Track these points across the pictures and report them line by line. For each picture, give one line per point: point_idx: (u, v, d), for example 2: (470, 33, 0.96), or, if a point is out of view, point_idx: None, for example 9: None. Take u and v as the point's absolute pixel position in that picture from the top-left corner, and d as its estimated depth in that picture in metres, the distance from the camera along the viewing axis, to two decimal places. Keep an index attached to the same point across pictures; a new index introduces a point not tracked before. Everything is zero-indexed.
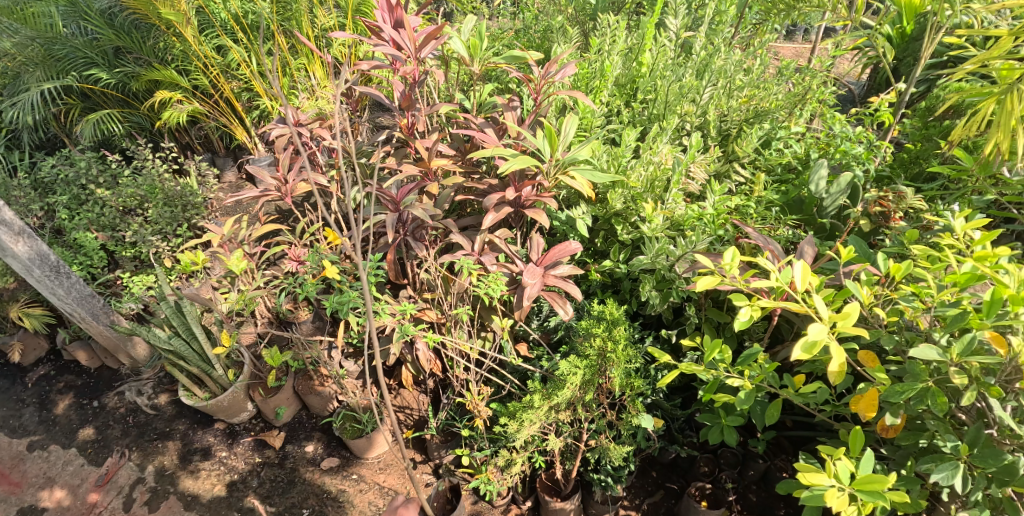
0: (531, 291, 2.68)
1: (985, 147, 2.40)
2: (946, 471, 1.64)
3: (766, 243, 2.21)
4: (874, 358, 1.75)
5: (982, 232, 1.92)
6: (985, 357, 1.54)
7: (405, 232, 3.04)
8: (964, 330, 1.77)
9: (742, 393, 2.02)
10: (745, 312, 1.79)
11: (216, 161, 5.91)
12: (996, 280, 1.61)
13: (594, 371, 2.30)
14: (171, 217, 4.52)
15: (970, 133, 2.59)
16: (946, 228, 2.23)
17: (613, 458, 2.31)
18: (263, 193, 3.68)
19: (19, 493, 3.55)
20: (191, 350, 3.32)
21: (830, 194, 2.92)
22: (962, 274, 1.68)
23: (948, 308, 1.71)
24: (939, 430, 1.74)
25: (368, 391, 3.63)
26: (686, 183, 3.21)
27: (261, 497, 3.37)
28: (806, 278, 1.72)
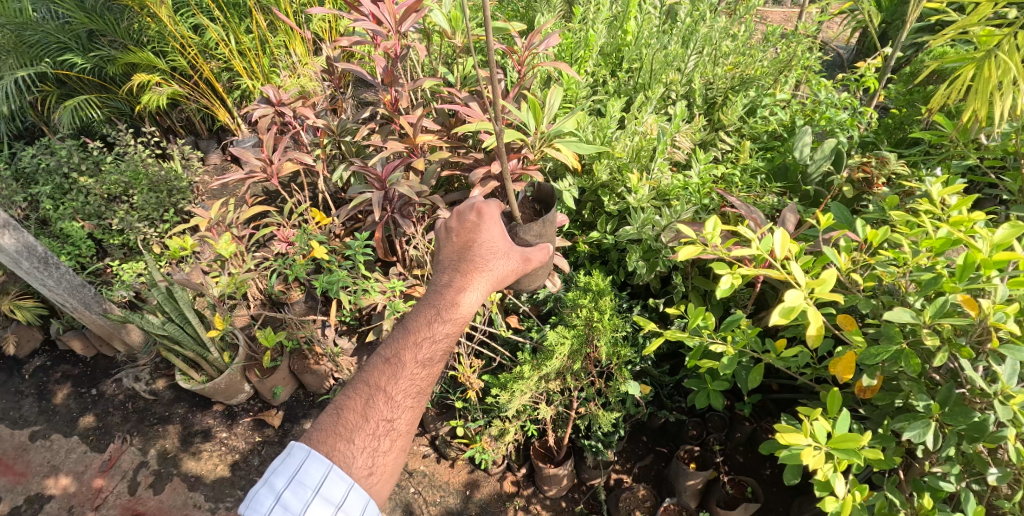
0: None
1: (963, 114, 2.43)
2: (917, 429, 1.72)
3: (748, 212, 2.23)
4: (852, 322, 1.80)
5: (958, 198, 1.95)
6: (957, 319, 1.58)
7: (392, 209, 3.05)
8: (940, 293, 1.80)
9: (725, 358, 2.06)
10: (725, 280, 1.82)
11: (200, 143, 5.85)
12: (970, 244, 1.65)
13: (581, 341, 2.35)
14: (157, 203, 4.48)
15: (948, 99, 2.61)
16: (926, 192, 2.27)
17: (602, 424, 2.38)
18: (249, 175, 3.66)
19: (24, 483, 3.61)
20: (185, 334, 3.32)
21: (815, 160, 2.91)
22: (937, 240, 1.72)
23: (923, 272, 1.74)
24: (913, 390, 1.79)
25: (362, 368, 3.68)
26: (671, 152, 3.23)
27: (263, 475, 3.48)
28: (786, 245, 1.75)
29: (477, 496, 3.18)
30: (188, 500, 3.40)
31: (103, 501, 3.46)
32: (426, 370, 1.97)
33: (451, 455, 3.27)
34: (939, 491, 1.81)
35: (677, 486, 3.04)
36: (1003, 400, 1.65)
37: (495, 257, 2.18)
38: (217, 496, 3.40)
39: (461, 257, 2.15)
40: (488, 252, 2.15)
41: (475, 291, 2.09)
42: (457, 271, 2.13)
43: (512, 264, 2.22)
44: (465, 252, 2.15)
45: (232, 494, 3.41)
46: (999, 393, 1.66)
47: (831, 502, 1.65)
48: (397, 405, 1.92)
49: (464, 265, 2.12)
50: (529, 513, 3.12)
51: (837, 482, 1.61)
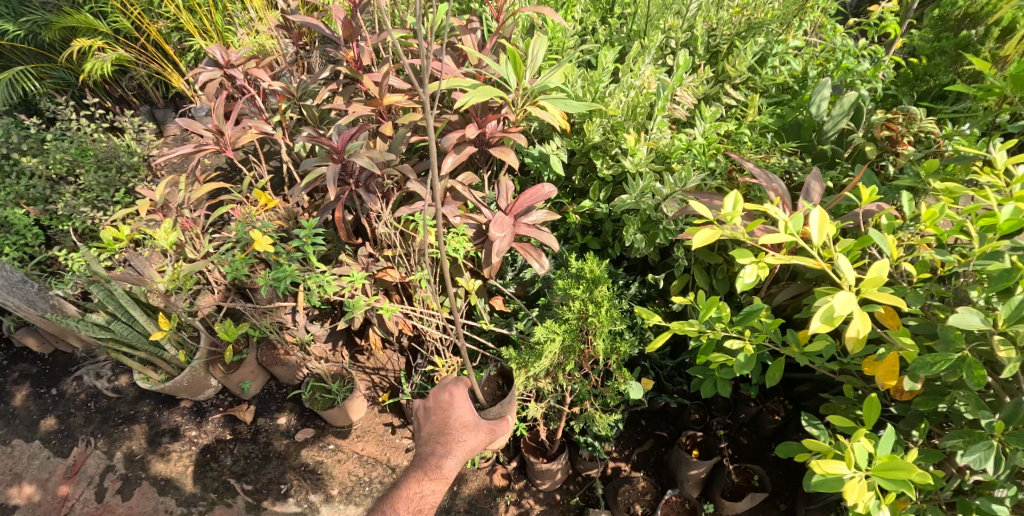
0: (501, 225, 2.38)
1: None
2: (979, 453, 1.50)
3: (770, 184, 1.95)
4: (895, 318, 1.56)
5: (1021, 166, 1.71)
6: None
7: (355, 183, 2.66)
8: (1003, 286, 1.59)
9: (742, 356, 1.80)
10: (751, 272, 1.56)
11: (156, 113, 5.39)
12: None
13: (575, 336, 2.07)
14: (106, 183, 4.07)
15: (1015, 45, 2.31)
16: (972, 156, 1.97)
17: (600, 427, 2.15)
18: (200, 149, 3.28)
19: None
20: (134, 333, 3.08)
21: (832, 117, 2.57)
22: (1006, 222, 1.48)
23: (987, 262, 1.52)
24: (969, 403, 1.59)
25: (338, 354, 3.47)
26: (671, 109, 2.87)
27: (237, 476, 3.25)
28: (823, 228, 1.47)
29: (465, 492, 2.96)
30: (160, 505, 3.18)
31: (70, 509, 3.24)
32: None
33: None
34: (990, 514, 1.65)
35: (679, 475, 2.83)
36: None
37: (466, 431, 2.27)
38: (190, 500, 3.18)
39: (439, 436, 2.24)
40: (463, 420, 2.24)
41: (454, 458, 2.19)
42: (436, 442, 2.24)
43: (484, 438, 2.28)
44: (442, 430, 2.24)
45: (205, 497, 3.19)
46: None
47: None
48: None
49: (442, 441, 2.23)
50: (521, 508, 2.90)
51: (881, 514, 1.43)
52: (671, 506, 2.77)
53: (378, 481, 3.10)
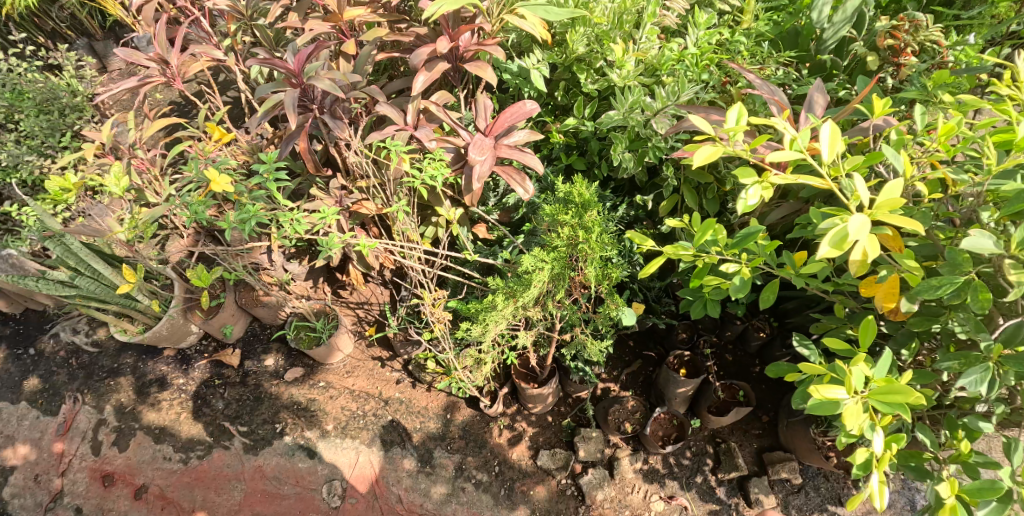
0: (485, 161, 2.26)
1: None
2: (974, 377, 1.42)
3: (769, 93, 1.81)
4: (898, 241, 1.44)
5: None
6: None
7: (321, 109, 2.44)
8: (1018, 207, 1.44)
9: (737, 279, 1.73)
10: (752, 193, 1.40)
11: (94, 47, 4.89)
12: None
13: (564, 263, 1.97)
14: (50, 128, 3.77)
15: None
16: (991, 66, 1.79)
17: (593, 354, 2.12)
18: (145, 82, 3.02)
19: None
20: (103, 288, 2.90)
21: (833, 24, 2.38)
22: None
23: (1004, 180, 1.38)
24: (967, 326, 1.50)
25: (320, 292, 3.41)
26: (661, 16, 2.64)
27: (230, 418, 3.19)
28: (835, 144, 1.28)
29: (457, 419, 3.07)
30: (156, 453, 3.11)
31: (68, 465, 3.15)
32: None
33: (427, 380, 3.13)
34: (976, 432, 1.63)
35: (668, 394, 2.87)
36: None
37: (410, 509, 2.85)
38: (186, 446, 3.12)
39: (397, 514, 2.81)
40: (412, 503, 2.83)
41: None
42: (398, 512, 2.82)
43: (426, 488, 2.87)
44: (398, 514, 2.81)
45: (202, 442, 3.12)
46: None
47: (861, 452, 1.41)
48: None
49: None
50: (514, 431, 3.03)
51: (874, 437, 1.37)
52: (660, 424, 2.88)
53: (372, 413, 3.12)
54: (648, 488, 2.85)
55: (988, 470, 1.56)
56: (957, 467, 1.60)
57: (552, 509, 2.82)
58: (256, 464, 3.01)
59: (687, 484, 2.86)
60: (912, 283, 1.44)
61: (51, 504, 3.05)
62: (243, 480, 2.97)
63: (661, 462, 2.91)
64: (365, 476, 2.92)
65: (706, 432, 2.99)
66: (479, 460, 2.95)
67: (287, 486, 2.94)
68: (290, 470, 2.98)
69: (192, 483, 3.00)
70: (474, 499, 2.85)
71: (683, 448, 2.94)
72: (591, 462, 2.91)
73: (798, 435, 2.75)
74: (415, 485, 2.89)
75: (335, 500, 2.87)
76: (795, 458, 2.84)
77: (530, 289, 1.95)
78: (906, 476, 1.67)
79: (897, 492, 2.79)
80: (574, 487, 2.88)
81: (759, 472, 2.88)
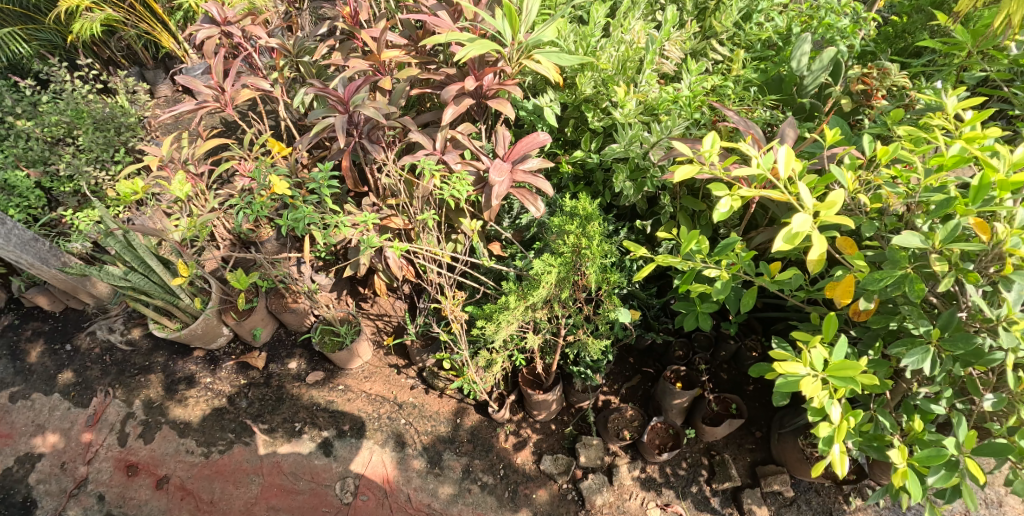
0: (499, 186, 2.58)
1: (999, 18, 2.24)
2: (917, 356, 1.74)
3: (746, 127, 2.14)
4: (852, 245, 1.82)
5: (971, 114, 1.93)
6: (967, 244, 1.58)
7: (360, 135, 2.80)
8: (947, 216, 1.81)
9: (719, 283, 2.10)
10: (725, 203, 1.81)
11: (146, 74, 5.31)
12: (987, 164, 1.62)
13: (569, 268, 2.31)
14: (105, 143, 4.12)
15: (974, 4, 2.41)
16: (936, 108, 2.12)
17: (592, 352, 2.50)
18: (201, 106, 3.36)
19: (11, 444, 3.31)
20: (151, 283, 3.27)
21: (812, 71, 2.73)
22: (951, 158, 1.71)
23: (934, 193, 1.76)
24: (913, 316, 1.83)
25: (343, 303, 3.68)
26: (660, 63, 3.04)
27: (252, 416, 3.32)
28: (789, 163, 1.73)
29: (466, 423, 3.29)
30: (180, 446, 3.20)
31: (94, 455, 3.22)
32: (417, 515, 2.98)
33: (439, 385, 3.38)
34: (929, 413, 1.91)
35: (664, 404, 3.10)
36: (1005, 326, 1.64)
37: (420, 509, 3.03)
38: (209, 440, 3.22)
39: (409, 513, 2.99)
40: (422, 501, 3.02)
41: None
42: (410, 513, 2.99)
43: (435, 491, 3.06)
44: (409, 512, 2.99)
45: (223, 437, 3.23)
46: (1002, 319, 1.65)
47: (825, 427, 1.70)
48: None
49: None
50: (519, 436, 3.25)
51: (832, 407, 1.66)
52: (656, 432, 3.09)
53: (386, 415, 3.32)
54: (645, 495, 3.04)
55: (939, 446, 1.82)
56: (913, 444, 1.87)
57: (553, 513, 3.01)
58: (274, 460, 3.14)
59: (683, 493, 3.04)
60: (863, 280, 1.79)
61: (75, 491, 3.11)
62: (261, 474, 3.10)
63: (657, 472, 3.10)
64: (377, 474, 3.11)
65: (701, 445, 3.17)
66: (485, 463, 3.16)
67: (301, 481, 3.08)
68: (305, 467, 3.12)
69: (212, 476, 3.10)
70: (480, 500, 3.04)
71: (679, 459, 3.13)
72: (591, 468, 3.12)
73: (788, 447, 2.94)
74: (424, 485, 3.08)
75: (347, 497, 3.03)
76: (786, 471, 3.02)
77: (540, 287, 2.30)
78: (872, 455, 1.93)
79: (885, 507, 2.94)
80: (575, 492, 3.07)
81: (752, 484, 3.06)
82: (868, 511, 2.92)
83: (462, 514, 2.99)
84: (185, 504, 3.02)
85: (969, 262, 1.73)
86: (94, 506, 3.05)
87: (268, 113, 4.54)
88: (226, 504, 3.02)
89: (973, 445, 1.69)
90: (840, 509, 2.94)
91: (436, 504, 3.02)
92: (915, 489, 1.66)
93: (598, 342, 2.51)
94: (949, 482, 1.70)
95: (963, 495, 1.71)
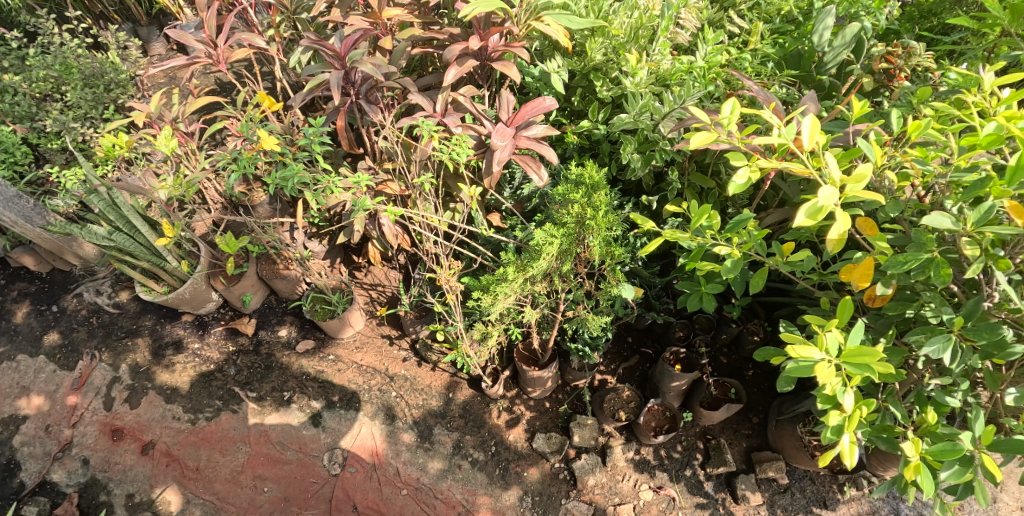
0: (501, 156, 2.45)
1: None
2: (938, 345, 1.65)
3: (767, 98, 2.04)
4: (873, 227, 1.72)
5: (1010, 93, 1.80)
6: (1000, 228, 1.49)
7: (357, 94, 2.67)
8: (980, 199, 1.70)
9: (729, 261, 1.98)
10: (742, 173, 1.70)
11: (139, 31, 5.12)
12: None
13: (571, 240, 2.22)
14: (94, 99, 3.95)
15: None
16: (968, 85, 1.99)
17: (592, 328, 2.41)
18: (192, 62, 3.15)
19: None
20: (136, 245, 3.17)
21: (833, 47, 2.55)
22: (985, 138, 1.60)
23: (965, 174, 1.66)
24: (934, 304, 1.74)
25: (336, 271, 3.59)
26: (675, 32, 2.85)
27: (241, 384, 3.23)
28: (813, 135, 1.60)
29: (458, 398, 3.22)
30: (166, 413, 3.12)
31: (79, 418, 3.13)
32: (406, 489, 2.92)
33: (432, 359, 3.31)
34: (943, 405, 1.83)
35: (662, 387, 3.02)
36: None
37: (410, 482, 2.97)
38: (196, 407, 3.14)
39: (398, 487, 2.92)
40: (411, 476, 2.95)
41: (411, 506, 2.88)
42: (399, 487, 2.93)
43: (425, 466, 2.99)
44: (398, 486, 2.93)
45: (210, 404, 3.15)
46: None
47: (835, 416, 1.62)
48: (393, 498, 2.90)
49: (407, 493, 2.91)
50: (512, 413, 3.18)
51: (846, 396, 1.57)
52: (653, 414, 3.04)
53: (377, 387, 3.25)
54: (638, 477, 2.98)
55: (951, 439, 1.74)
56: (924, 436, 1.79)
57: (544, 492, 2.95)
58: (261, 429, 3.07)
59: (676, 476, 2.98)
60: (885, 263, 1.69)
61: (59, 454, 3.03)
62: (248, 443, 3.03)
63: (651, 454, 3.04)
64: (366, 446, 3.04)
65: (697, 429, 3.11)
66: (477, 440, 3.09)
67: (289, 451, 3.01)
68: (293, 437, 3.05)
69: (198, 443, 3.02)
70: (470, 476, 2.98)
71: (675, 442, 3.07)
72: (585, 448, 3.05)
73: (786, 435, 2.87)
74: (413, 459, 3.01)
75: (335, 468, 2.97)
76: (782, 458, 2.95)
77: (540, 259, 2.20)
78: (880, 446, 1.86)
79: (881, 498, 2.88)
80: (567, 472, 3.01)
81: (746, 470, 3.00)
82: (862, 501, 2.87)
83: (451, 490, 2.93)
84: (170, 471, 2.95)
85: (999, 249, 1.64)
86: (78, 469, 2.98)
87: (265, 74, 4.38)
88: (212, 471, 2.95)
89: (989, 441, 1.61)
90: (834, 499, 2.89)
91: (427, 480, 2.95)
92: (927, 484, 1.59)
93: (598, 319, 2.42)
94: (963, 477, 1.63)
95: (975, 492, 1.64)
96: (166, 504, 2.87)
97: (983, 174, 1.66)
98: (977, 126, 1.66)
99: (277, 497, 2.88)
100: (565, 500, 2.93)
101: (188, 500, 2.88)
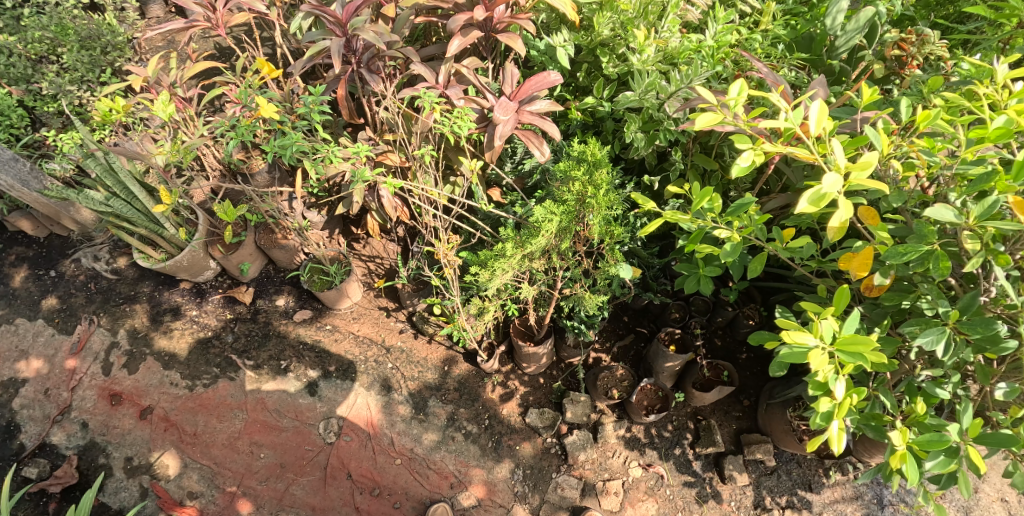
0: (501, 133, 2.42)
1: None
2: (931, 337, 1.65)
3: (775, 82, 2.02)
4: (875, 216, 1.71)
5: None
6: (1003, 222, 1.47)
7: (358, 63, 2.62)
8: (983, 193, 1.68)
9: (728, 245, 1.97)
10: (746, 156, 1.67)
11: None
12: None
13: (571, 217, 2.22)
14: (91, 62, 3.86)
15: None
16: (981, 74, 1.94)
17: (588, 306, 2.41)
18: (190, 25, 3.07)
19: None
20: (133, 210, 3.15)
21: (846, 32, 2.46)
22: (994, 131, 1.59)
23: (971, 166, 1.65)
24: (930, 296, 1.74)
25: (335, 241, 3.58)
26: (684, 9, 2.82)
27: (238, 352, 3.25)
28: (821, 121, 1.58)
29: (454, 372, 3.25)
30: (164, 378, 3.15)
31: (78, 382, 3.15)
32: (400, 459, 2.97)
33: (428, 331, 3.31)
34: (932, 397, 1.85)
35: (656, 367, 3.04)
36: None
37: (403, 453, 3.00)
38: (194, 373, 3.16)
39: (392, 457, 2.97)
40: (406, 446, 2.99)
41: (404, 475, 2.93)
42: (392, 456, 2.97)
43: (420, 437, 3.03)
44: (391, 455, 2.97)
45: (208, 371, 3.17)
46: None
47: (826, 402, 1.63)
48: (385, 466, 2.95)
49: (401, 463, 2.96)
50: (507, 388, 3.21)
51: (837, 383, 1.58)
52: (645, 394, 3.04)
53: (373, 359, 3.27)
54: (628, 454, 3.03)
55: (938, 430, 1.76)
56: (912, 426, 1.82)
57: (536, 466, 3.00)
58: (258, 396, 3.10)
59: (666, 455, 3.03)
60: (884, 253, 1.68)
61: (58, 417, 3.06)
62: (245, 410, 3.06)
63: (642, 432, 3.08)
64: (361, 417, 3.07)
65: (688, 409, 3.15)
66: (471, 413, 3.12)
67: (286, 419, 3.04)
68: (290, 405, 3.08)
69: (196, 409, 3.06)
70: (463, 448, 3.02)
71: (665, 421, 3.11)
72: (577, 424, 3.09)
73: (776, 419, 2.90)
74: (408, 430, 3.05)
75: (331, 437, 3.00)
76: (770, 441, 2.99)
77: (538, 236, 2.19)
78: (868, 434, 1.89)
79: (865, 484, 2.92)
80: (558, 447, 3.06)
81: (735, 451, 3.04)
82: (847, 486, 2.92)
83: (444, 461, 2.97)
84: (168, 435, 2.99)
85: (1000, 243, 1.64)
86: (77, 432, 3.01)
87: (265, 40, 4.29)
88: (210, 437, 2.99)
89: (976, 434, 1.63)
90: (819, 482, 2.94)
91: (421, 451, 2.99)
92: (911, 473, 1.62)
93: (595, 299, 2.42)
94: (947, 467, 1.65)
95: (959, 482, 1.67)
96: (164, 467, 2.91)
97: (989, 167, 1.65)
98: (986, 118, 1.64)
99: (272, 463, 2.93)
100: (556, 474, 2.98)
101: (186, 464, 2.92)
